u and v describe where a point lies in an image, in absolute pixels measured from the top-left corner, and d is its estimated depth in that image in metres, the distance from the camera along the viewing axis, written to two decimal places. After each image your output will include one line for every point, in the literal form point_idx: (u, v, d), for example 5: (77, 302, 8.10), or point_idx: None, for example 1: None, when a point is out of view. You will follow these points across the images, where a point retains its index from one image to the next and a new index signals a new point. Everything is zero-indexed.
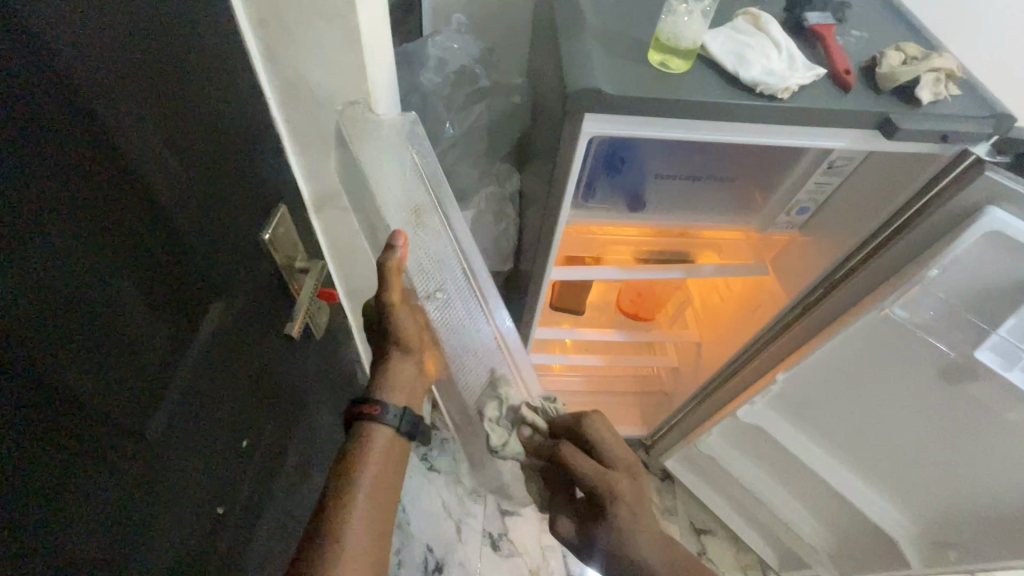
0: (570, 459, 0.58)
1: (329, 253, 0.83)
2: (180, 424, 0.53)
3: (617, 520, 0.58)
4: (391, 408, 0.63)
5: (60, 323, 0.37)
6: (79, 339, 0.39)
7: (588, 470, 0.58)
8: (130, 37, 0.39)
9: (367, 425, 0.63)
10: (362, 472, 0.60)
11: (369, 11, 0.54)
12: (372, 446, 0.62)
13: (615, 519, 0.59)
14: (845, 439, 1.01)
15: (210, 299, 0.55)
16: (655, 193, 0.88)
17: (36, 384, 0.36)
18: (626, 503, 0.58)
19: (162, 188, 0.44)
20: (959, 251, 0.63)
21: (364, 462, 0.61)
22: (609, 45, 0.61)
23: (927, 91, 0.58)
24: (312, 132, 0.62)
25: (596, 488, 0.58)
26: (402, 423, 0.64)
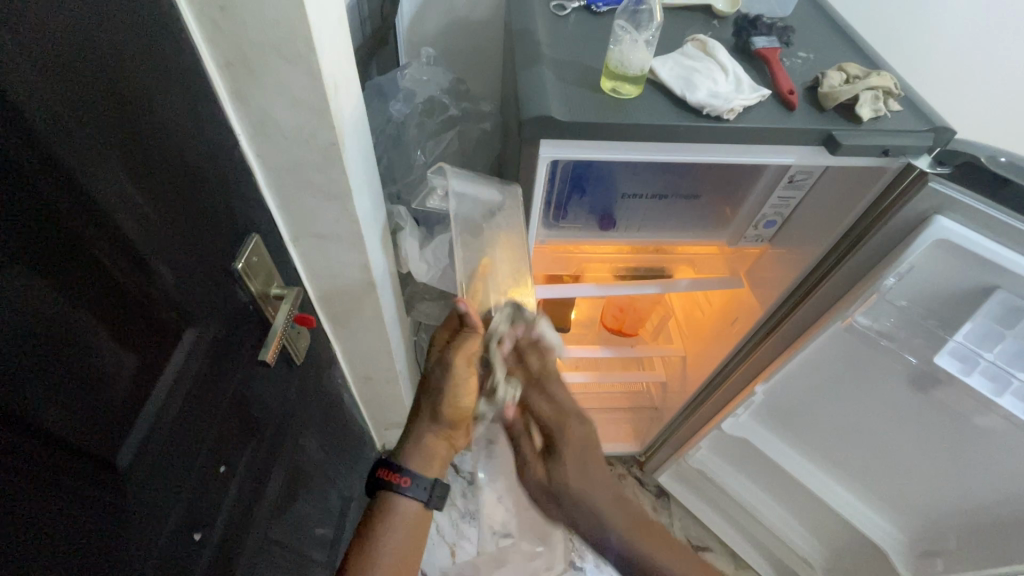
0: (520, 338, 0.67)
1: (308, 280, 0.85)
2: (152, 452, 0.54)
3: (571, 441, 0.64)
4: (418, 479, 0.68)
5: (21, 356, 0.38)
6: (43, 372, 0.40)
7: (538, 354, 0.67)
8: (94, 85, 0.41)
9: (392, 494, 0.67)
10: (386, 534, 0.66)
11: (329, 50, 0.57)
12: (398, 510, 0.67)
13: (571, 468, 0.63)
14: (829, 449, 1.01)
15: (183, 327, 0.56)
16: (625, 211, 0.90)
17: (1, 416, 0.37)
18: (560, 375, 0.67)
19: (129, 223, 0.46)
20: (911, 259, 0.65)
21: (388, 526, 0.66)
22: (562, 74, 0.64)
23: (866, 109, 0.61)
24: (282, 164, 0.65)
25: (551, 427, 0.65)
26: (426, 496, 0.68)
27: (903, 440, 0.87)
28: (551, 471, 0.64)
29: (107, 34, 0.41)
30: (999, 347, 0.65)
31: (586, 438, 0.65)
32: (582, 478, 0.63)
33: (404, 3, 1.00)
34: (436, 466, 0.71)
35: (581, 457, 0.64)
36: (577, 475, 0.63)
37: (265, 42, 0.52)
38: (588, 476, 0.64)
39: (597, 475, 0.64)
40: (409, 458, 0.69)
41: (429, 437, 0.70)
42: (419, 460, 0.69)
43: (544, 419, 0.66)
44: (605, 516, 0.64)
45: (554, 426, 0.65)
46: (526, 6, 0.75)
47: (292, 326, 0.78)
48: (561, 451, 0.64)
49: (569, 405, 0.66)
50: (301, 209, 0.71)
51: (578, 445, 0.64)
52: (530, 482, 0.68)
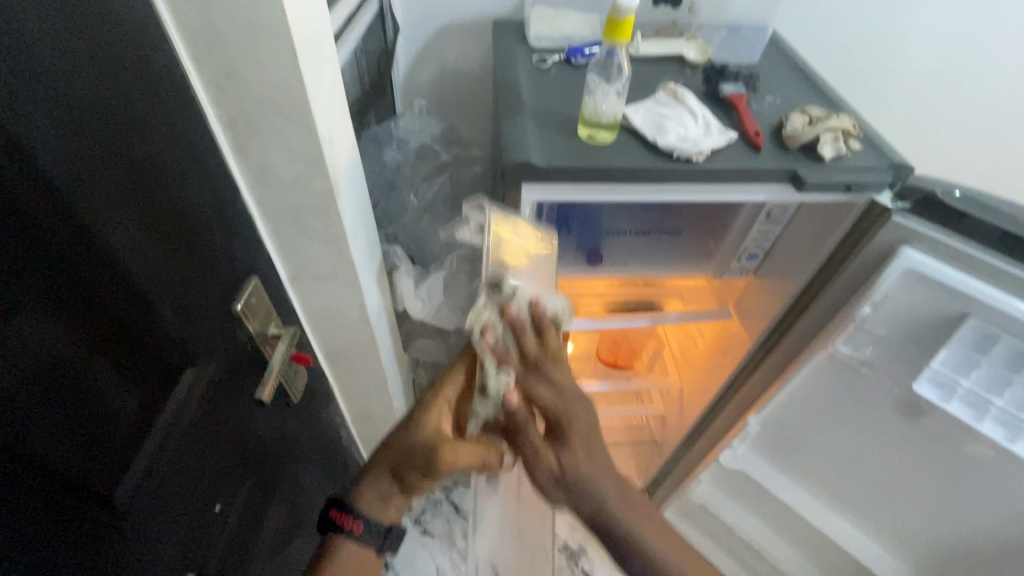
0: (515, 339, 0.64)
1: (306, 319, 0.88)
2: (150, 490, 0.56)
3: (576, 431, 0.64)
4: (375, 528, 0.67)
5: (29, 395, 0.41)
6: (50, 410, 0.43)
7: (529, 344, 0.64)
8: (108, 145, 0.45)
9: (342, 537, 0.68)
10: None
11: (324, 106, 0.61)
12: (348, 553, 0.68)
13: (579, 456, 0.64)
14: (827, 480, 1.00)
15: (183, 366, 0.59)
16: (611, 247, 0.93)
17: (8, 453, 0.39)
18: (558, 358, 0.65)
19: (134, 268, 0.50)
20: (884, 288, 0.67)
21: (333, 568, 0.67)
22: (542, 123, 0.68)
23: (827, 148, 0.65)
24: (282, 211, 0.69)
25: (555, 415, 0.64)
26: (380, 543, 0.68)
27: (899, 470, 0.87)
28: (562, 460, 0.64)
29: (122, 99, 0.46)
30: (975, 373, 0.66)
31: (587, 417, 0.65)
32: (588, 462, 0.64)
33: (399, 58, 1.07)
34: (392, 512, 0.70)
35: (589, 441, 0.64)
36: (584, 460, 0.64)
37: (265, 102, 0.57)
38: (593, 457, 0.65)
39: (604, 460, 0.65)
40: (368, 506, 0.68)
41: (390, 482, 0.69)
42: (375, 505, 0.68)
43: (548, 409, 0.64)
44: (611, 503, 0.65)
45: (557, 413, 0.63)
46: (510, 61, 0.81)
47: (290, 364, 0.81)
48: (564, 436, 0.64)
49: (570, 392, 0.64)
50: (299, 252, 0.75)
51: (584, 433, 0.64)
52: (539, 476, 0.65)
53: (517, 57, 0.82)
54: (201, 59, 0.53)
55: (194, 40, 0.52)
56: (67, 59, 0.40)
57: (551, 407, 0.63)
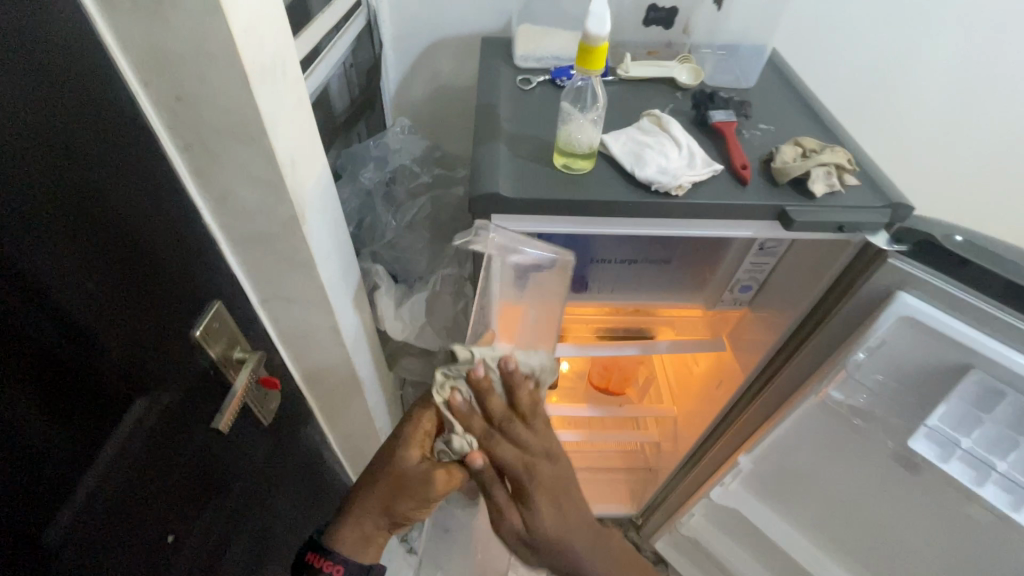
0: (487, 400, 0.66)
1: (280, 341, 0.85)
2: (88, 528, 0.53)
3: (541, 484, 0.64)
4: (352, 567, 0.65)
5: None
6: None
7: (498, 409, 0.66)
8: (48, 179, 0.43)
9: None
10: None
11: (285, 130, 0.59)
12: None
13: (549, 513, 0.63)
14: (824, 526, 0.94)
15: (134, 397, 0.57)
16: (598, 274, 0.90)
17: None
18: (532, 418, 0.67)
19: (74, 300, 0.47)
20: (878, 335, 0.62)
21: None
22: (517, 149, 0.65)
23: (819, 184, 0.60)
24: (247, 235, 0.67)
25: (519, 471, 0.64)
26: None
27: (897, 523, 0.81)
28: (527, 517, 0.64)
29: (65, 129, 0.43)
30: (977, 432, 0.61)
31: (556, 475, 0.65)
32: (564, 529, 0.64)
33: (390, 73, 1.05)
34: (373, 550, 0.68)
35: (556, 488, 0.65)
36: (553, 516, 0.64)
37: (220, 126, 0.55)
38: (568, 525, 0.64)
39: (575, 522, 0.65)
40: (348, 545, 0.66)
41: (367, 522, 0.67)
42: (352, 545, 0.66)
43: (510, 466, 0.64)
44: (548, 524, 0.63)
45: (523, 473, 0.64)
46: (493, 81, 0.78)
47: (258, 387, 0.78)
48: (531, 493, 0.64)
49: (536, 448, 0.65)
50: (267, 275, 0.73)
51: (547, 483, 0.64)
52: (504, 533, 0.65)
53: (500, 77, 0.79)
54: (152, 82, 0.51)
55: (143, 64, 0.50)
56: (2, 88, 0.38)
57: (515, 466, 0.64)
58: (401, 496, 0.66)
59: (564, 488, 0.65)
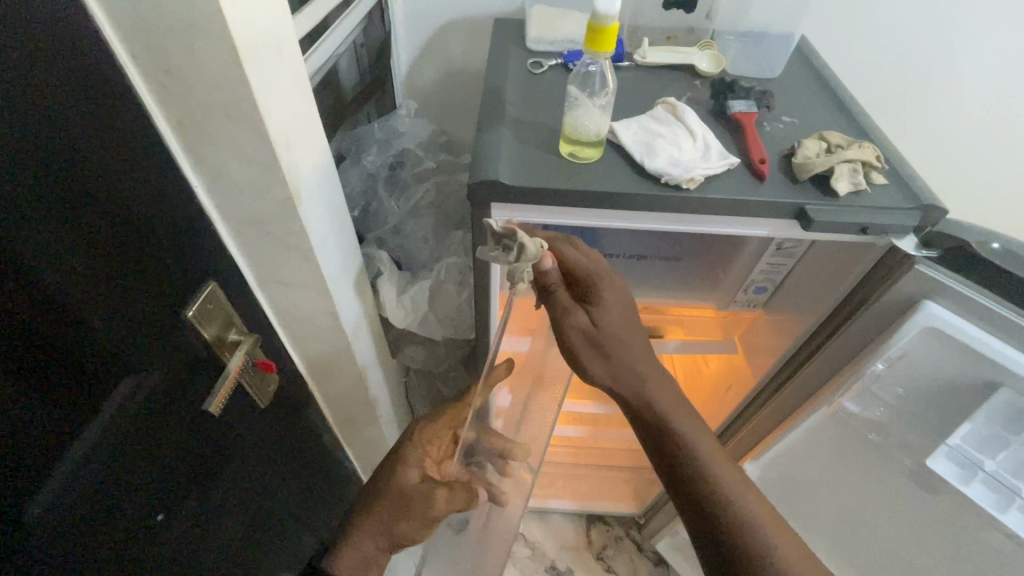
0: (565, 251, 0.62)
1: (279, 325, 0.84)
2: (69, 509, 0.52)
3: (612, 288, 0.62)
4: None
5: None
6: None
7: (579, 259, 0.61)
8: (25, 151, 0.41)
9: None
10: None
11: (279, 109, 0.57)
12: None
13: (615, 306, 0.61)
14: (832, 540, 0.90)
15: (120, 377, 0.55)
16: (606, 269, 0.87)
17: None
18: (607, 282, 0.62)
19: (56, 277, 0.46)
20: (899, 347, 0.58)
21: None
22: (522, 136, 0.62)
23: (842, 182, 0.56)
24: (242, 216, 0.65)
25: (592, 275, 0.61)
26: None
27: (910, 543, 0.77)
28: (598, 316, 0.60)
29: (44, 100, 0.41)
30: (1003, 454, 0.57)
31: (625, 304, 0.62)
32: (620, 338, 0.61)
33: (400, 55, 1.03)
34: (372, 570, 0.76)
35: (626, 324, 0.62)
36: (621, 319, 0.62)
37: (211, 103, 0.53)
38: (623, 344, 0.62)
39: (642, 339, 0.63)
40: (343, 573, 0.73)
41: (367, 546, 0.75)
42: (351, 566, 0.74)
43: (581, 272, 0.61)
44: (654, 390, 0.62)
45: (591, 278, 0.61)
46: (503, 64, 0.75)
47: (255, 370, 0.77)
48: (600, 292, 0.61)
49: (598, 264, 0.61)
50: (264, 257, 0.71)
51: (620, 295, 0.62)
52: (567, 332, 0.61)
53: (511, 59, 0.76)
54: (140, 55, 0.49)
55: (129, 35, 0.48)
56: None
57: (587, 271, 0.61)
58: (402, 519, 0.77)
59: (632, 309, 0.63)
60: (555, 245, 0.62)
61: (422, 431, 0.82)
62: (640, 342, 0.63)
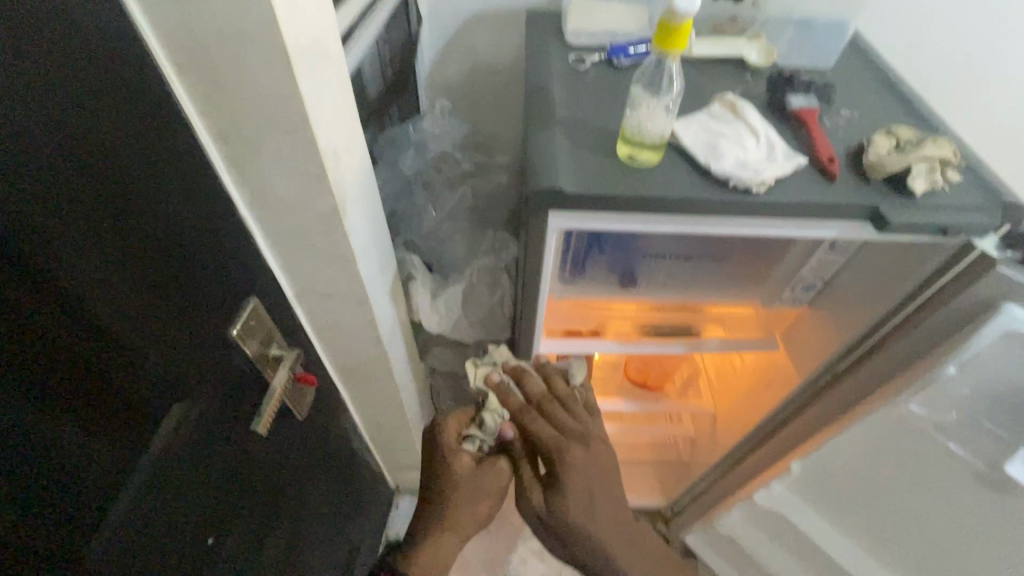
0: (529, 422, 0.72)
1: (315, 335, 0.82)
2: (127, 547, 0.50)
3: (569, 467, 0.69)
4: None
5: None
6: (12, 481, 0.37)
7: (544, 434, 0.71)
8: (72, 174, 0.38)
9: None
10: None
11: (325, 117, 0.54)
12: None
13: (576, 505, 0.71)
14: (877, 535, 0.90)
15: (172, 403, 0.53)
16: (648, 269, 0.84)
17: None
18: (573, 461, 0.70)
19: (109, 305, 0.43)
20: (976, 350, 0.57)
21: None
22: (575, 138, 0.60)
23: (920, 181, 0.54)
24: (283, 229, 0.63)
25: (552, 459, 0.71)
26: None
27: (963, 541, 0.77)
28: (551, 502, 0.72)
29: (88, 117, 0.38)
30: None
31: (589, 462, 0.71)
32: (585, 514, 0.72)
33: (425, 50, 0.99)
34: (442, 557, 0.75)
35: (587, 491, 0.71)
36: (583, 508, 0.71)
37: (256, 113, 0.50)
38: (595, 509, 0.72)
39: (604, 501, 0.72)
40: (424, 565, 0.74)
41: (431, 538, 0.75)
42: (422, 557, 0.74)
43: (545, 442, 0.71)
44: (619, 560, 0.74)
45: (555, 448, 0.70)
46: (543, 60, 0.72)
47: (293, 385, 0.75)
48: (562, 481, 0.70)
49: (570, 430, 0.71)
50: (303, 269, 0.69)
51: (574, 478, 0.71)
52: (526, 507, 0.76)
53: (551, 55, 0.73)
54: (184, 65, 0.46)
55: (173, 43, 0.45)
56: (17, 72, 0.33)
57: (549, 442, 0.71)
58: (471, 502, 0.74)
59: (595, 473, 0.71)
60: (522, 417, 0.72)
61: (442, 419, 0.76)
62: (604, 485, 0.72)
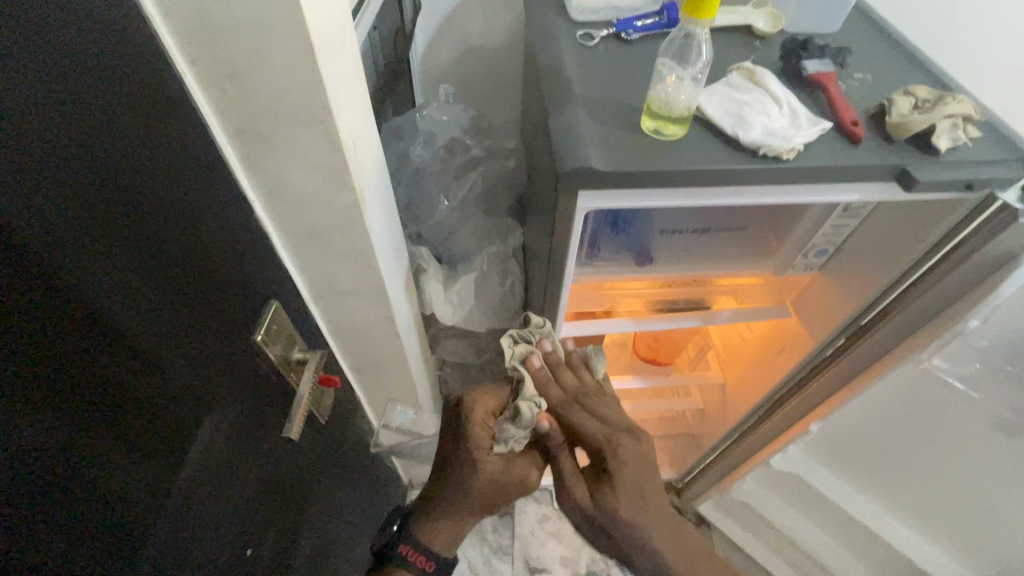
0: (574, 415, 0.69)
1: (332, 335, 0.80)
2: (170, 563, 0.49)
3: (623, 461, 0.65)
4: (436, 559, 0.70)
5: (20, 507, 0.32)
6: (59, 506, 0.35)
7: (592, 428, 0.68)
8: (95, 179, 0.36)
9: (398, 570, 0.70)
10: None
11: (345, 108, 0.52)
12: None
13: (626, 502, 0.64)
14: (893, 488, 0.93)
15: (202, 413, 0.51)
16: (663, 246, 0.84)
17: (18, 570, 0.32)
18: (626, 452, 0.66)
19: (137, 316, 0.41)
20: (997, 301, 0.58)
21: None
22: (597, 115, 0.58)
23: (943, 139, 0.54)
24: (300, 226, 0.60)
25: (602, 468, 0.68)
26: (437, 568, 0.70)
27: (980, 486, 0.80)
28: (600, 497, 0.66)
29: (105, 118, 0.36)
30: None
31: (640, 453, 0.66)
32: (640, 514, 0.65)
33: (417, 36, 0.96)
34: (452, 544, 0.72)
35: (638, 487, 0.65)
36: (631, 506, 0.65)
37: (275, 108, 0.48)
38: (644, 509, 0.65)
39: (654, 506, 0.66)
40: (438, 542, 0.71)
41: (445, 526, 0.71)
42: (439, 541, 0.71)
43: (592, 436, 0.67)
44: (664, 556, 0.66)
45: (606, 443, 0.66)
46: (551, 38, 0.70)
47: (316, 387, 0.73)
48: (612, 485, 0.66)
49: (616, 424, 0.68)
50: (321, 269, 0.67)
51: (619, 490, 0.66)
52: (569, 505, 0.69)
53: (559, 32, 0.71)
54: (197, 59, 0.44)
55: (187, 36, 0.42)
56: (37, 73, 0.31)
57: (599, 435, 0.67)
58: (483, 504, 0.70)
59: (648, 471, 0.66)
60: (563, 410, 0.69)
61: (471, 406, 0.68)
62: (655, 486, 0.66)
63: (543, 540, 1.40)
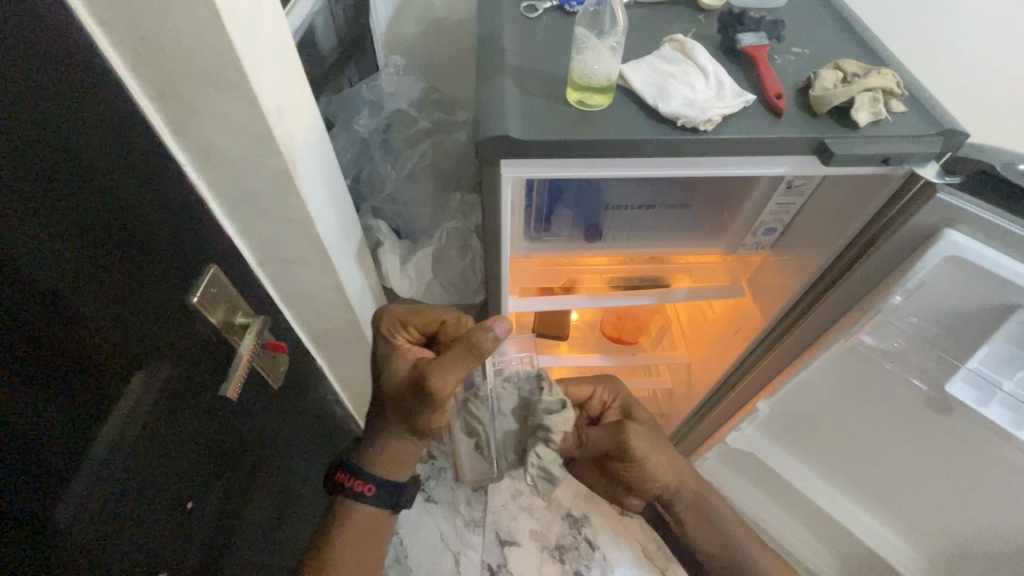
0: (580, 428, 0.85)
1: (284, 304, 0.82)
2: (96, 508, 0.50)
3: (642, 448, 0.77)
4: (378, 483, 0.76)
5: None
6: None
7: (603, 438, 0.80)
8: (12, 131, 0.38)
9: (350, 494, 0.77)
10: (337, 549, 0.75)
11: (268, 74, 0.53)
12: (355, 510, 0.77)
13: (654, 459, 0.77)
14: (842, 468, 0.94)
15: (133, 369, 0.53)
16: (612, 222, 0.85)
17: None
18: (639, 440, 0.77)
19: (57, 267, 0.43)
20: (919, 277, 0.59)
21: (341, 529, 0.77)
22: (525, 86, 0.59)
23: (863, 113, 0.55)
24: (236, 192, 0.62)
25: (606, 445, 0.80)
26: (390, 501, 0.78)
27: (917, 465, 0.81)
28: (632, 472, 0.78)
29: (19, 72, 0.38)
30: (1020, 374, 0.58)
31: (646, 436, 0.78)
32: (658, 460, 0.78)
33: (378, 9, 0.96)
34: (391, 467, 0.76)
35: (667, 455, 0.80)
36: (662, 461, 0.78)
37: (191, 69, 0.49)
38: (662, 466, 0.78)
39: (668, 453, 0.80)
40: (377, 465, 0.76)
41: (384, 444, 0.75)
42: (377, 459, 0.76)
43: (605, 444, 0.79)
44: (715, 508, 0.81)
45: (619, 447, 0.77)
46: (494, 9, 0.70)
47: (264, 352, 0.74)
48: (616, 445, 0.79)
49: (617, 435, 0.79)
50: (265, 236, 0.68)
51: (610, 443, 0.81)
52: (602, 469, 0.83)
53: (503, 3, 0.71)
54: (107, 19, 0.45)
55: None
56: None
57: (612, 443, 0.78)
58: (403, 418, 0.73)
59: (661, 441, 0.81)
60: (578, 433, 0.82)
61: (398, 321, 0.75)
62: (667, 453, 0.80)
63: (514, 514, 1.40)
